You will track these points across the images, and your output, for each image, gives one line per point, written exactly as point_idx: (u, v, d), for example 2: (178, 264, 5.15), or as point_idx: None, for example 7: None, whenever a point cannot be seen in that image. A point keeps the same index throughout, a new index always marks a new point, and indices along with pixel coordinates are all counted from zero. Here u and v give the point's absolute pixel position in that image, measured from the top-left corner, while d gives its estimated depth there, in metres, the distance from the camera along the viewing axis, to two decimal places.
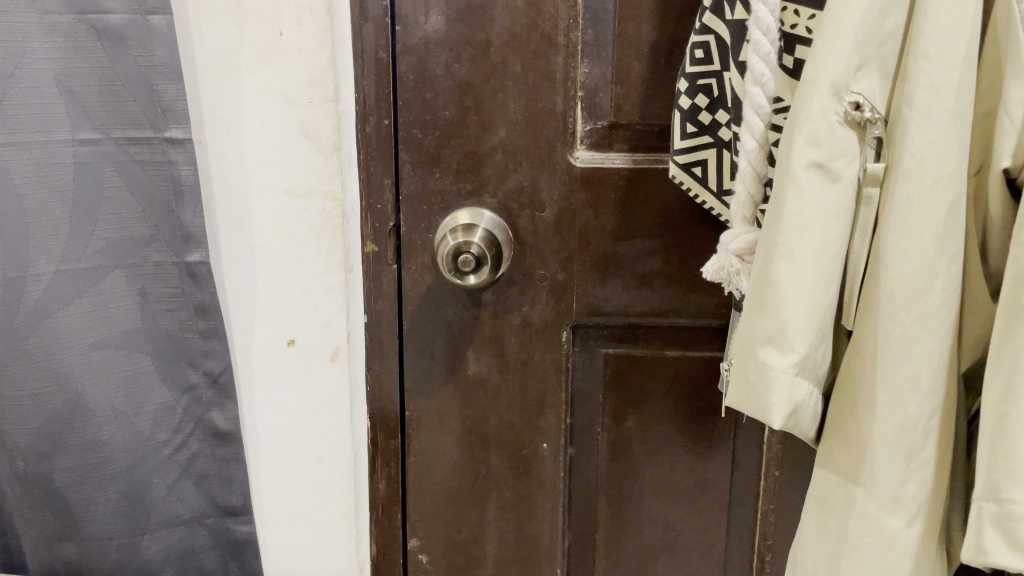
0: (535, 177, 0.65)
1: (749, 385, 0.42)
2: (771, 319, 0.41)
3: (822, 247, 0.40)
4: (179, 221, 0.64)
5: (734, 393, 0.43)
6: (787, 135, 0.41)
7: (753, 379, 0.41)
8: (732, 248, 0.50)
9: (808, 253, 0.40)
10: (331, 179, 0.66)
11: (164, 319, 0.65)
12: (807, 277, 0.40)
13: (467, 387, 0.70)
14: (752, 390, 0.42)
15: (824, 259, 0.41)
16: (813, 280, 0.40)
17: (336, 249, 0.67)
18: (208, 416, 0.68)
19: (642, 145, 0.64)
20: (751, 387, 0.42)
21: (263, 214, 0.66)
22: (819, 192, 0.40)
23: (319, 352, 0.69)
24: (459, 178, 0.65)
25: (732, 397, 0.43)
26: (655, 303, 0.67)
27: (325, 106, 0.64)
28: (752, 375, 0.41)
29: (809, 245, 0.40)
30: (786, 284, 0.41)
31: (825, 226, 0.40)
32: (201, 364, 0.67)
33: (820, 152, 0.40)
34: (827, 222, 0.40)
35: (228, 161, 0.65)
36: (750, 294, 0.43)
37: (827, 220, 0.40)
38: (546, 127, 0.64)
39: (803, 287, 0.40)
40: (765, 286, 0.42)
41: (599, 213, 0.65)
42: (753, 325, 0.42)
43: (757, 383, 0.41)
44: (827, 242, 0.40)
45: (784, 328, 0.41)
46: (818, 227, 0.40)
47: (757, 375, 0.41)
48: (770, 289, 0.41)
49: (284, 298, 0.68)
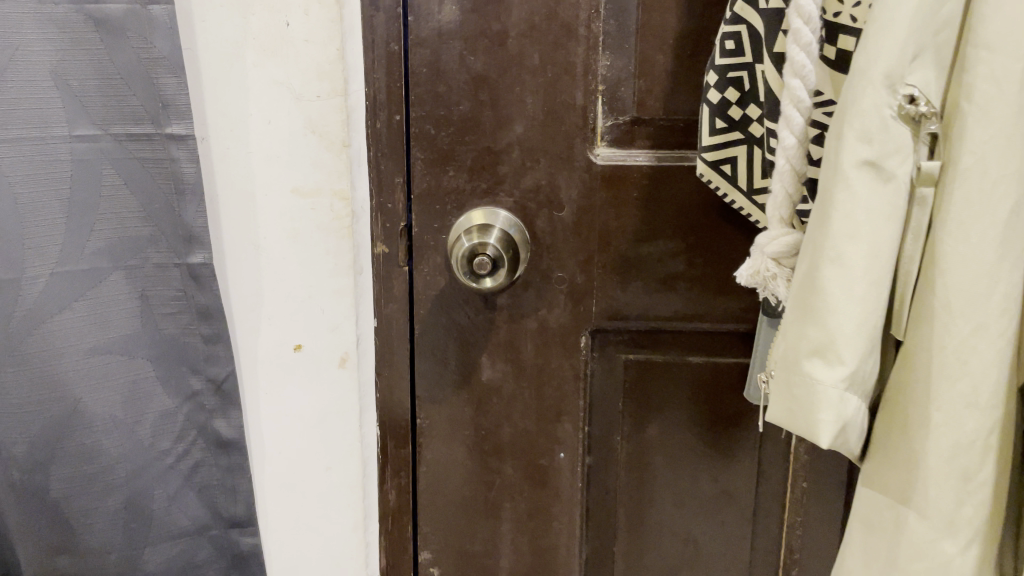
0: (553, 175, 0.62)
1: (794, 399, 0.39)
2: (818, 329, 0.38)
3: (874, 251, 0.37)
4: (181, 221, 0.61)
5: (779, 408, 0.40)
6: (836, 131, 0.38)
7: (798, 393, 0.38)
8: (767, 253, 0.47)
9: (860, 258, 0.37)
10: (339, 177, 0.62)
11: (165, 323, 0.63)
12: (858, 285, 0.37)
13: (481, 394, 0.67)
14: (797, 405, 0.39)
15: (877, 264, 0.37)
16: (864, 287, 0.37)
17: (345, 250, 0.64)
18: (211, 424, 0.65)
19: (665, 142, 0.62)
20: (796, 403, 0.39)
21: (269, 213, 0.63)
22: (873, 192, 0.37)
23: (327, 358, 0.66)
24: (474, 176, 0.62)
25: (775, 411, 0.40)
26: (678, 307, 0.64)
27: (334, 101, 0.61)
28: (797, 389, 0.39)
29: (860, 249, 0.37)
30: (836, 292, 0.38)
31: (878, 230, 0.37)
32: (205, 370, 0.64)
33: (872, 150, 0.37)
34: (879, 225, 0.37)
35: (231, 159, 0.62)
36: (796, 304, 0.40)
37: (881, 222, 0.37)
38: (564, 122, 0.61)
39: (854, 294, 0.37)
40: (813, 294, 0.39)
41: (621, 212, 0.62)
42: (799, 335, 0.39)
43: (802, 398, 0.38)
44: (879, 246, 0.37)
45: (832, 339, 0.37)
46: (871, 230, 0.37)
47: (803, 389, 0.38)
48: (818, 297, 0.38)
49: (291, 302, 0.65)
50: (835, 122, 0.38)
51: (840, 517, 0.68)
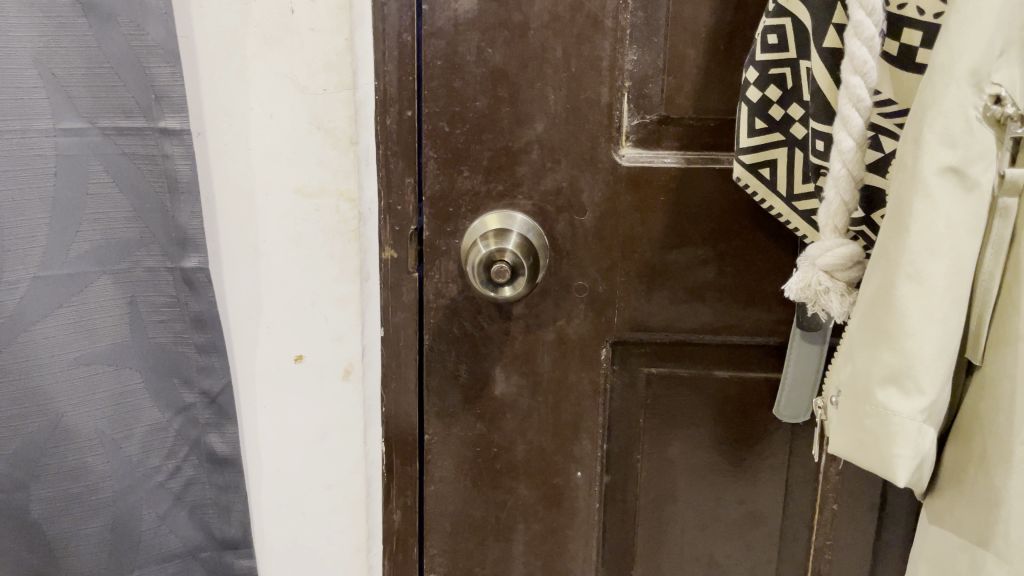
0: (575, 176, 0.58)
1: (865, 433, 0.35)
2: (892, 356, 0.34)
3: (954, 267, 0.34)
4: (176, 222, 0.57)
5: (847, 439, 0.36)
6: (915, 132, 0.34)
7: (869, 428, 0.35)
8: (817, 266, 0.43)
9: (939, 277, 0.34)
10: (346, 177, 0.58)
11: (156, 331, 0.59)
12: (937, 305, 0.34)
13: (493, 410, 0.63)
14: (869, 441, 0.35)
15: (956, 282, 0.34)
16: (941, 308, 0.34)
17: (351, 255, 0.59)
18: (205, 439, 0.62)
19: (695, 143, 0.58)
20: (867, 437, 0.35)
21: (270, 215, 0.58)
22: (954, 202, 0.33)
23: (331, 370, 0.61)
24: (490, 177, 0.58)
25: (842, 441, 0.37)
26: (705, 319, 0.60)
27: (340, 95, 0.56)
28: (868, 422, 0.35)
29: (940, 266, 0.34)
30: (912, 314, 0.34)
31: (958, 244, 0.34)
32: (198, 382, 0.60)
33: (954, 156, 0.33)
34: (961, 238, 0.34)
35: (229, 155, 0.57)
36: (865, 323, 0.36)
37: (962, 236, 0.33)
38: (588, 121, 0.57)
39: (931, 317, 0.34)
40: (885, 314, 0.35)
41: (646, 218, 0.58)
42: (869, 361, 0.35)
43: (873, 433, 0.35)
44: (960, 262, 0.34)
45: (908, 367, 0.34)
46: (950, 245, 0.34)
47: (876, 423, 0.35)
48: (892, 319, 0.34)
49: (291, 310, 0.60)
50: (912, 123, 0.34)
51: (870, 538, 0.64)
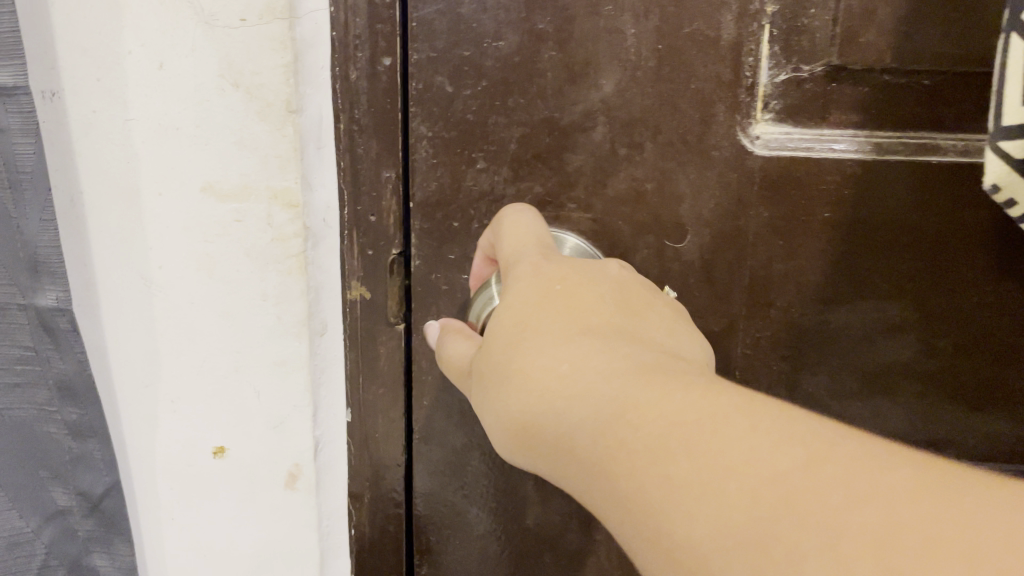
0: (668, 173, 0.33)
1: (824, 538, 0.15)
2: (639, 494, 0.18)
3: (584, 326, 0.24)
4: (26, 238, 0.34)
5: (862, 527, 0.14)
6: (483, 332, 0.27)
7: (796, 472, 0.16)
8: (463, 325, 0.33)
9: (564, 374, 0.22)
10: (282, 169, 0.34)
11: (9, 402, 0.37)
12: (585, 392, 0.21)
13: (523, 547, 0.40)
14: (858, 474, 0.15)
15: (582, 349, 0.23)
16: (607, 360, 0.22)
17: (294, 297, 0.36)
18: (88, 559, 0.40)
19: (893, 116, 0.32)
20: (811, 477, 0.16)
21: (167, 229, 0.36)
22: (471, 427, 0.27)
23: (266, 473, 0.39)
24: (522, 173, 0.34)
25: (905, 509, 0.14)
26: (888, 426, 0.35)
27: (268, 28, 0.32)
28: (797, 510, 0.15)
29: (569, 377, 0.22)
30: (611, 436, 0.20)
31: (520, 334, 0.24)
32: (75, 480, 0.38)
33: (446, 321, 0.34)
34: (526, 324, 0.25)
35: (100, 130, 0.35)
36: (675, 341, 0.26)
37: (493, 358, 0.25)
38: (696, 76, 0.32)
39: (591, 384, 0.21)
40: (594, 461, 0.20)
41: (794, 251, 0.33)
42: (687, 344, 0.27)
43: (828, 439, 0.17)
44: (549, 334, 0.24)
45: (670, 436, 0.18)
46: (564, 324, 0.24)
47: (807, 535, 0.15)
48: (600, 455, 0.20)
49: (205, 378, 0.38)
50: (502, 286, 0.28)
51: None
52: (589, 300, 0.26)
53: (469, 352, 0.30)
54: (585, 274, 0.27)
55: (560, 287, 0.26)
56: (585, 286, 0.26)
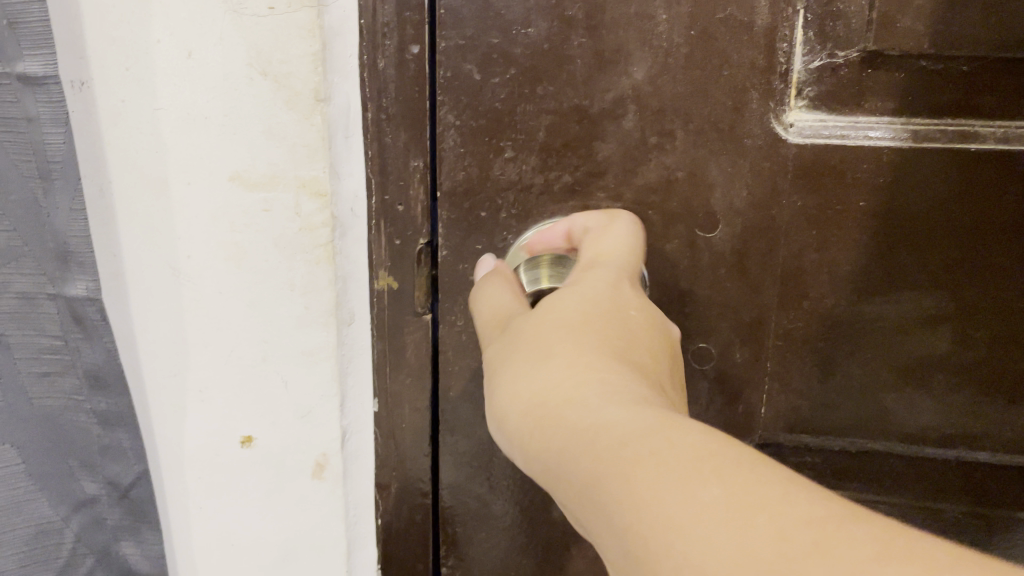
0: (700, 162, 0.33)
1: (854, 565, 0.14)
2: (643, 474, 0.17)
3: (631, 357, 0.23)
4: (55, 228, 0.34)
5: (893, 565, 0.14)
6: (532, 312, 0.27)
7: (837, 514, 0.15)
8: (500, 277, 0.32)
9: (610, 378, 0.21)
10: (310, 158, 0.34)
11: (40, 391, 0.37)
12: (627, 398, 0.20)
13: None
14: (905, 544, 0.14)
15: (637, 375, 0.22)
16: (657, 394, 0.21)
17: (322, 287, 0.36)
18: (117, 548, 0.41)
19: (931, 102, 0.31)
20: (847, 527, 0.15)
21: (195, 218, 0.35)
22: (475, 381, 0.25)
23: (294, 462, 0.39)
24: (550, 161, 0.34)
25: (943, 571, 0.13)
26: (923, 419, 0.35)
27: (297, 16, 0.32)
28: (827, 536, 0.14)
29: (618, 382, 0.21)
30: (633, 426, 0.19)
31: (583, 329, 0.24)
32: (104, 469, 0.39)
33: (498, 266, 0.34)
34: (590, 326, 0.24)
35: (127, 119, 0.34)
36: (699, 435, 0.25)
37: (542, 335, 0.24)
38: (729, 63, 0.32)
39: (630, 394, 0.21)
40: (593, 440, 0.19)
41: (828, 240, 0.33)
42: None
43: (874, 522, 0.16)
44: (609, 347, 0.23)
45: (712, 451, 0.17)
46: (613, 345, 0.24)
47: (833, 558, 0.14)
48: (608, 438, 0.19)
49: (232, 368, 0.38)
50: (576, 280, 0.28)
51: None
52: (643, 340, 0.25)
53: (507, 307, 0.30)
54: (648, 315, 0.27)
55: (631, 316, 0.26)
56: (649, 329, 0.26)
